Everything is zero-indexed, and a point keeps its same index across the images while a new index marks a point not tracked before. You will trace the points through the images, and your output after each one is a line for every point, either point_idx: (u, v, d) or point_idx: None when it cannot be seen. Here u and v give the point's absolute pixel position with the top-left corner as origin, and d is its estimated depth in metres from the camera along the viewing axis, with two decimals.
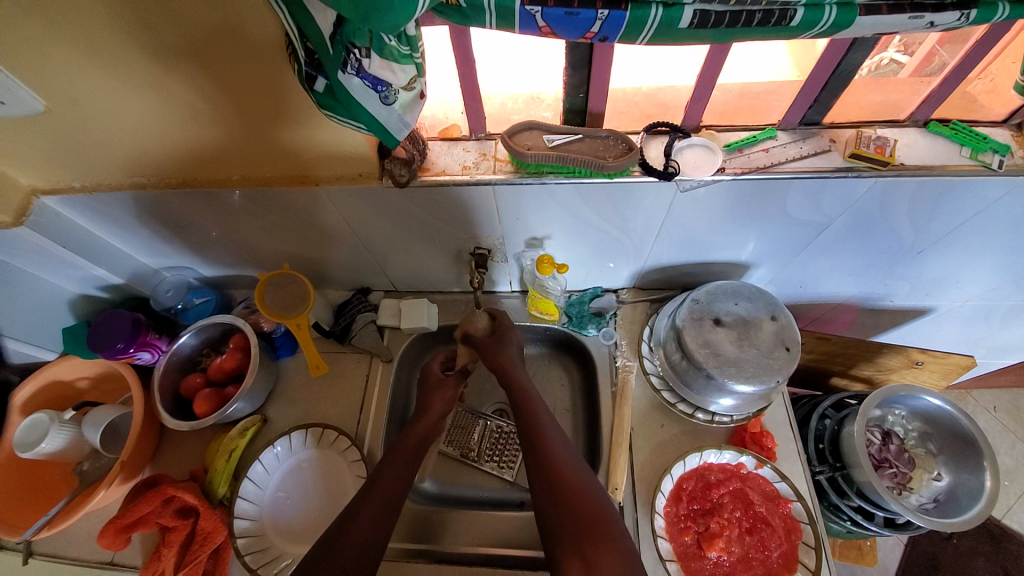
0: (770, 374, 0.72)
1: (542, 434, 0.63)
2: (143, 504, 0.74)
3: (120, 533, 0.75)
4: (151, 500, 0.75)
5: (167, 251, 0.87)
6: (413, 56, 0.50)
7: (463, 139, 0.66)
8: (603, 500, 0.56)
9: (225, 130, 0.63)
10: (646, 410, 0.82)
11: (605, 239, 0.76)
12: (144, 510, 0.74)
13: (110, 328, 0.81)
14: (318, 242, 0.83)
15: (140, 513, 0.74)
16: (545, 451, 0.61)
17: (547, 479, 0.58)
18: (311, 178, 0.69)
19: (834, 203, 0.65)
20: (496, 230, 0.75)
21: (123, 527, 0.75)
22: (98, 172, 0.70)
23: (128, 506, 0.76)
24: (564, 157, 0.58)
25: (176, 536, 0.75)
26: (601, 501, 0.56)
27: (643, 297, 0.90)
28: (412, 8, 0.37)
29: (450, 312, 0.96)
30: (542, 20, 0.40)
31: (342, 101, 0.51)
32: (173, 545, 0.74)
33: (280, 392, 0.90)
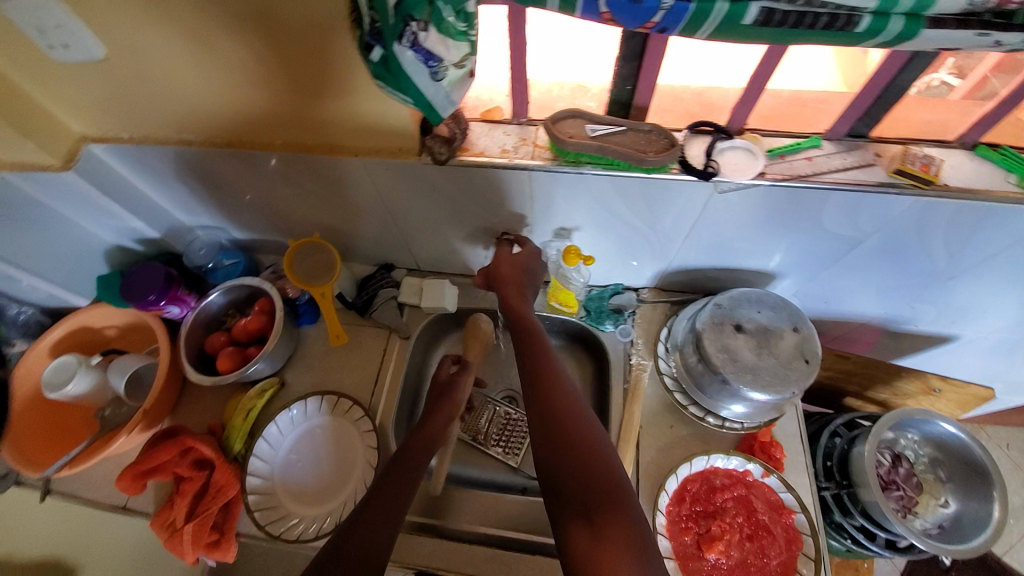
0: (787, 384, 0.72)
1: (557, 393, 0.62)
2: (165, 450, 0.78)
3: (138, 479, 0.78)
4: (173, 447, 0.78)
5: (202, 210, 0.89)
6: (469, 33, 0.52)
7: (504, 123, 0.66)
8: (615, 467, 0.55)
9: (273, 93, 0.63)
10: (657, 410, 0.82)
11: (633, 235, 0.77)
12: (165, 457, 0.77)
13: (145, 280, 0.85)
14: (349, 214, 0.84)
15: (161, 459, 0.77)
16: (561, 417, 0.59)
17: (554, 441, 0.57)
18: (351, 149, 0.70)
19: (871, 219, 0.64)
20: (526, 217, 0.76)
21: (143, 471, 0.78)
22: (147, 125, 0.72)
23: (148, 452, 0.79)
24: (605, 148, 0.58)
25: (191, 487, 0.77)
26: (612, 467, 0.55)
27: (663, 298, 0.90)
28: None
29: (471, 296, 0.97)
30: (605, 7, 0.40)
31: (393, 73, 0.52)
32: (187, 495, 0.77)
33: (298, 357, 0.92)
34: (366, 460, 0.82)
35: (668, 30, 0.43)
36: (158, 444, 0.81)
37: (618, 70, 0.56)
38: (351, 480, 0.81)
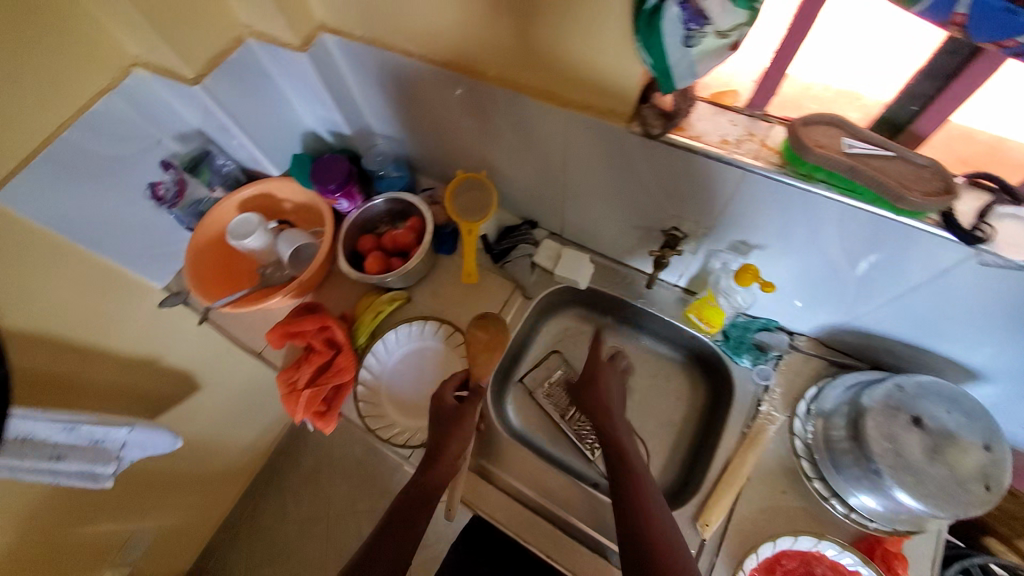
0: (952, 506, 0.60)
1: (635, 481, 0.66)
2: (308, 320, 0.87)
3: (283, 337, 0.88)
4: (315, 320, 0.87)
5: (390, 120, 0.94)
6: (753, 2, 0.45)
7: (734, 111, 0.60)
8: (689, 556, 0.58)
9: (505, 24, 0.62)
10: (770, 467, 0.74)
11: (823, 276, 0.67)
12: (307, 325, 0.87)
13: (330, 168, 0.94)
14: (521, 162, 0.84)
15: (303, 326, 0.87)
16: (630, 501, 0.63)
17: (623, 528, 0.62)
18: (557, 97, 0.67)
19: None
20: (707, 219, 0.70)
21: (286, 331, 0.88)
22: (379, 28, 0.75)
23: (295, 317, 0.89)
24: (858, 169, 0.49)
25: (319, 359, 0.86)
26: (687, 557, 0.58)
27: (820, 353, 0.80)
28: None
29: (603, 279, 0.93)
30: (966, 7, 0.34)
31: (648, 26, 0.49)
32: (314, 364, 0.86)
33: (428, 281, 0.96)
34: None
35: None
36: (303, 312, 0.90)
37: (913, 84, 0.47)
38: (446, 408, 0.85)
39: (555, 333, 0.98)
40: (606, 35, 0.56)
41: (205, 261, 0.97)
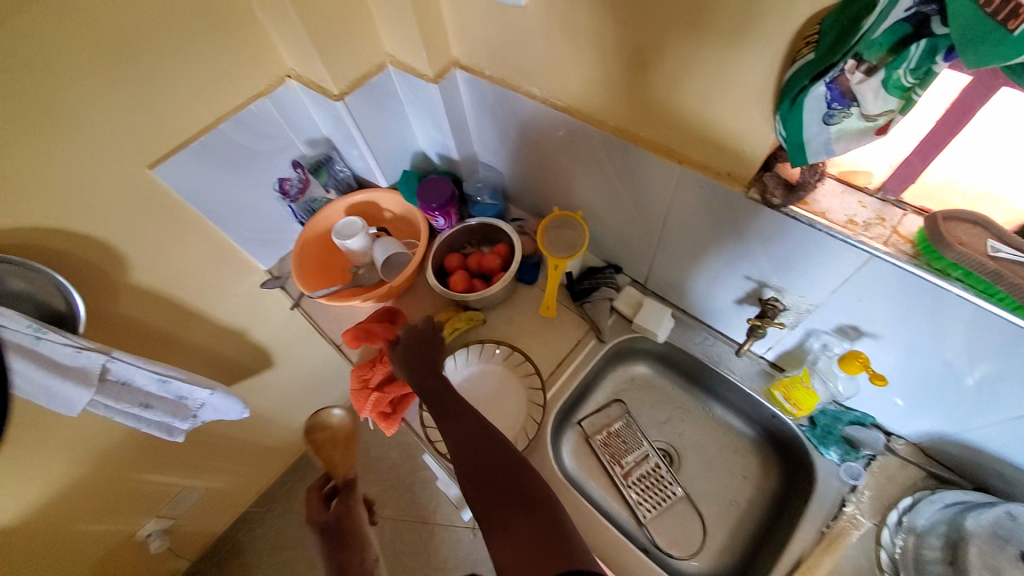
0: None
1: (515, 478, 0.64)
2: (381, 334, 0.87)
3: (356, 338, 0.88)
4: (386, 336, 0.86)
5: (497, 151, 1.00)
6: (912, 91, 0.43)
7: (863, 192, 0.59)
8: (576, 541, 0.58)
9: (636, 80, 0.65)
10: (847, 574, 0.68)
11: (938, 379, 0.62)
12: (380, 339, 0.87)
13: (435, 189, 1.01)
14: (616, 206, 0.86)
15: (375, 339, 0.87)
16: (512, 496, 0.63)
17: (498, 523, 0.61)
18: (673, 154, 0.69)
19: None
20: (813, 296, 0.67)
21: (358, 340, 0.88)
22: (509, 69, 0.81)
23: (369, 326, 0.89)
24: (1000, 274, 0.46)
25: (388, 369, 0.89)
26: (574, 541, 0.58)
27: (921, 463, 0.72)
28: (1012, 57, 0.33)
29: (682, 337, 0.91)
30: None
31: (791, 101, 0.50)
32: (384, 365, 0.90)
33: (504, 306, 0.99)
34: (524, 429, 0.85)
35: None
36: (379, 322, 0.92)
37: None
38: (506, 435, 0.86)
39: (621, 381, 0.96)
40: (742, 104, 0.58)
41: (308, 252, 1.06)
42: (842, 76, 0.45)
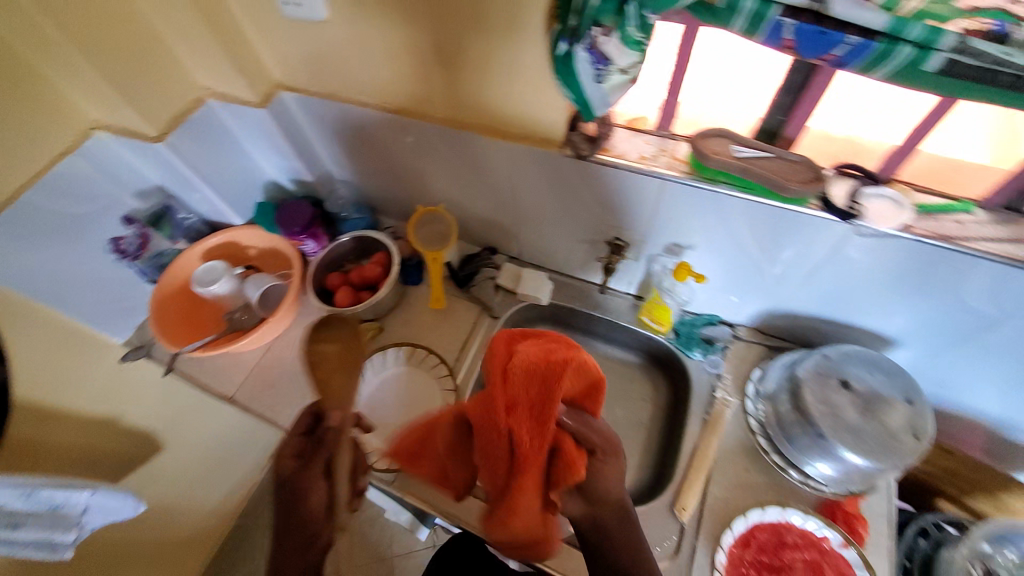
0: (890, 456, 0.67)
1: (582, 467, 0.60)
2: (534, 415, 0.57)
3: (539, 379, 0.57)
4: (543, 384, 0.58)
5: (349, 166, 1.01)
6: (643, 43, 0.55)
7: (646, 133, 0.71)
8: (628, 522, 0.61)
9: (446, 72, 0.72)
10: (732, 447, 0.78)
11: (745, 267, 0.77)
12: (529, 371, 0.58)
13: (294, 213, 1.01)
14: (470, 190, 0.92)
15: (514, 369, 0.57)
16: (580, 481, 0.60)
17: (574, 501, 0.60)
18: (501, 133, 0.77)
19: (1015, 296, 0.61)
20: (643, 227, 0.79)
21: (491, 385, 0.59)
22: (334, 83, 0.83)
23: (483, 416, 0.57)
24: (748, 170, 0.61)
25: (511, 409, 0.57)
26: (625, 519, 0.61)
27: (759, 339, 0.88)
28: None
29: (563, 295, 0.99)
30: (791, 34, 0.45)
31: (567, 68, 0.60)
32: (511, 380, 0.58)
33: (394, 311, 1.00)
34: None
35: (846, 64, 0.47)
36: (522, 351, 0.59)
37: (777, 99, 0.60)
38: None
39: None
40: (534, 77, 0.67)
41: (168, 308, 0.97)
42: (595, 41, 0.55)
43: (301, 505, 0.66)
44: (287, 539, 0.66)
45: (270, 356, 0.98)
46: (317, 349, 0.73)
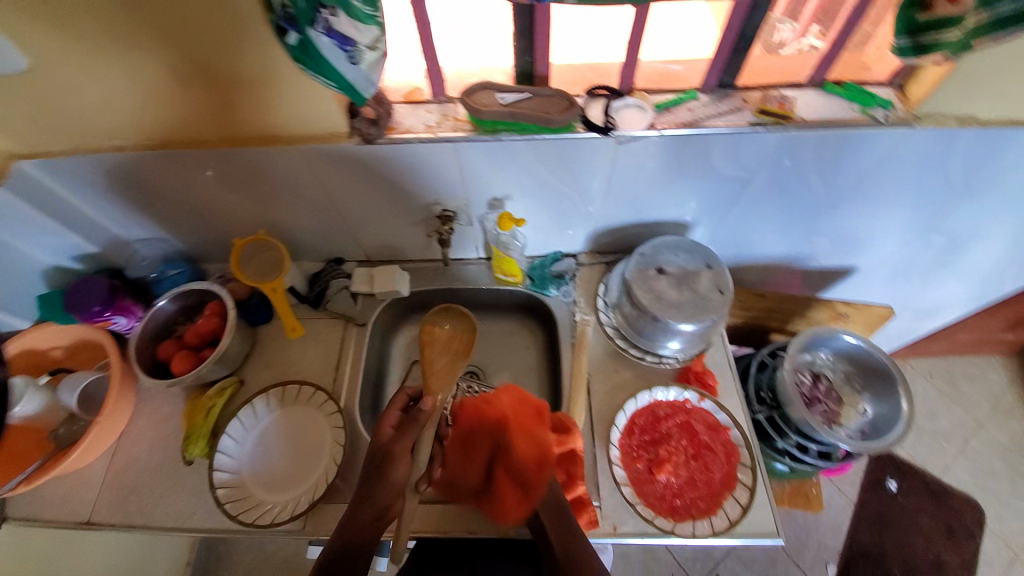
0: (707, 313, 0.81)
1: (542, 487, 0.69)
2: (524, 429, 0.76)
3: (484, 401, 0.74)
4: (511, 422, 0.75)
5: (142, 222, 0.90)
6: (376, 16, 0.57)
7: (426, 103, 0.74)
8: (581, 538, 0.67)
9: (200, 93, 0.69)
10: (601, 357, 0.88)
11: (558, 200, 0.85)
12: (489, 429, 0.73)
13: (87, 291, 0.86)
14: (287, 208, 0.88)
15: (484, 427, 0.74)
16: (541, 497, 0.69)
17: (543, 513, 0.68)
18: (285, 138, 0.76)
19: (750, 157, 0.75)
20: (459, 191, 0.83)
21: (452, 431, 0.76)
22: (80, 133, 0.73)
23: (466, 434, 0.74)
24: (516, 113, 0.67)
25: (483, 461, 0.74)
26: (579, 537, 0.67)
27: (598, 260, 0.98)
28: None
29: (421, 279, 1.01)
30: None
31: (313, 58, 0.58)
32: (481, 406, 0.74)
33: (253, 356, 0.93)
34: (333, 454, 0.81)
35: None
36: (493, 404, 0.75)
37: (518, 43, 0.66)
38: (321, 464, 0.81)
39: (408, 344, 1.04)
40: (293, 76, 0.67)
41: None
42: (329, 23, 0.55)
43: (381, 493, 0.65)
44: (360, 507, 0.64)
45: (121, 459, 0.84)
46: (436, 329, 0.84)
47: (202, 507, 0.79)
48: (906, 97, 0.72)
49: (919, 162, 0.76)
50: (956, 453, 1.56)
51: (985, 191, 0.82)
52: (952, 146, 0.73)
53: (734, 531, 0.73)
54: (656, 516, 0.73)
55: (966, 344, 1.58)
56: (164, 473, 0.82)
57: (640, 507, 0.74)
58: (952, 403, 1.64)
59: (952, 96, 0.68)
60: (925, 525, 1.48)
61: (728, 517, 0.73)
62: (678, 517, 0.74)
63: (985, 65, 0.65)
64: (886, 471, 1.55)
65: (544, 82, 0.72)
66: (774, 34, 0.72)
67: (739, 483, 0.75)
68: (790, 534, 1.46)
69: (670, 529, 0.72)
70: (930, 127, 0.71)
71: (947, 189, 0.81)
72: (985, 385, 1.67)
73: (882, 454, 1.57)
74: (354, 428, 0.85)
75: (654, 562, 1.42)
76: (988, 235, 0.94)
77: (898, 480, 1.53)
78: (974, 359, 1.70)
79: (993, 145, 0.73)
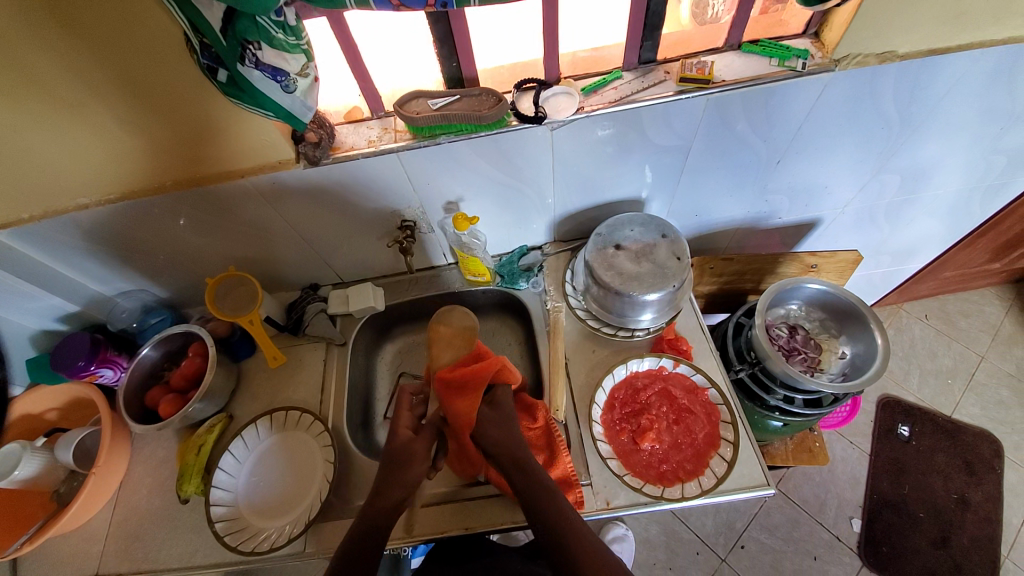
0: (667, 280, 0.83)
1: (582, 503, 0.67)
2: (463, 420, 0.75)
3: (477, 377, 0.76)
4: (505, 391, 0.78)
5: (120, 277, 0.93)
6: (301, 44, 0.58)
7: (366, 120, 0.78)
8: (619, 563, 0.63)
9: (149, 137, 0.71)
10: (577, 339, 0.92)
11: (511, 195, 0.88)
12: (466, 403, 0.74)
13: (70, 348, 0.87)
14: (257, 243, 0.91)
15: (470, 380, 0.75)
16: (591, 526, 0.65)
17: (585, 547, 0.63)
18: (235, 172, 0.78)
19: (683, 125, 0.77)
20: (412, 199, 0.86)
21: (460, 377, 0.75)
22: (42, 197, 0.75)
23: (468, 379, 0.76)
24: (447, 116, 0.71)
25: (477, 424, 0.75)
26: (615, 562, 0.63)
27: (564, 247, 1.01)
28: None
29: (395, 293, 1.04)
30: None
31: (246, 90, 0.58)
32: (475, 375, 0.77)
33: (242, 389, 0.95)
34: (324, 473, 0.83)
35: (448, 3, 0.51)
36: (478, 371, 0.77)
37: (440, 51, 0.69)
38: (315, 484, 0.83)
39: (393, 356, 1.06)
40: (237, 113, 0.70)
41: None
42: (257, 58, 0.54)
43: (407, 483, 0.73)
44: None
45: (122, 510, 0.85)
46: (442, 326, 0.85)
47: (203, 544, 0.81)
48: (822, 44, 0.74)
49: (849, 105, 0.78)
50: (962, 389, 1.56)
51: (925, 124, 0.84)
52: (878, 83, 0.75)
53: (722, 487, 0.75)
54: (644, 484, 0.76)
55: (954, 280, 1.58)
56: (164, 516, 0.84)
57: (628, 476, 0.77)
58: (951, 341, 1.64)
59: (867, 39, 0.70)
60: (943, 463, 1.47)
61: (715, 474, 0.76)
62: (667, 482, 0.76)
63: (889, 7, 0.67)
64: (896, 418, 1.54)
65: (473, 84, 0.75)
66: (705, 10, 0.74)
67: (722, 441, 0.78)
68: (810, 494, 1.45)
69: (660, 494, 0.74)
70: (851, 69, 0.72)
71: (886, 127, 0.83)
72: (982, 318, 1.67)
73: (890, 402, 1.56)
74: (344, 445, 0.88)
75: (678, 542, 1.41)
76: (941, 167, 0.96)
77: (909, 425, 1.52)
78: (966, 295, 1.71)
79: (917, 76, 0.75)
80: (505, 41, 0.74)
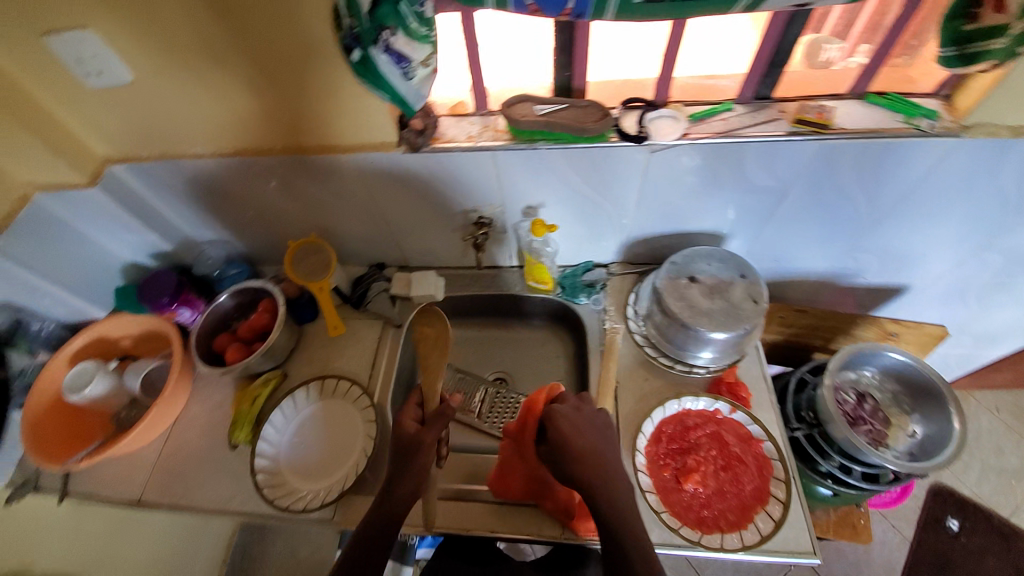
0: (739, 322, 0.81)
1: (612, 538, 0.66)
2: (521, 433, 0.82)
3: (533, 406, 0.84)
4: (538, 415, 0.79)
5: (210, 225, 0.99)
6: (431, 36, 0.60)
7: (469, 115, 0.80)
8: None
9: (270, 103, 0.75)
10: (632, 363, 0.90)
11: (592, 209, 0.87)
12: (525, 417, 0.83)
13: (159, 284, 0.95)
14: (340, 215, 0.95)
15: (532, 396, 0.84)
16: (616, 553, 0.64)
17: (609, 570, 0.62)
18: (336, 147, 0.81)
19: (786, 168, 0.75)
20: (495, 198, 0.87)
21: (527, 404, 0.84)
22: (165, 141, 0.82)
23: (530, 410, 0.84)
24: (550, 122, 0.72)
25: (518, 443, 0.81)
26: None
27: (630, 270, 1.00)
28: None
29: (456, 285, 1.06)
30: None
31: (370, 71, 0.60)
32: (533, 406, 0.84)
33: (299, 351, 0.99)
34: (363, 447, 0.85)
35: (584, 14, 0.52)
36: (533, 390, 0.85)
37: (556, 59, 0.70)
38: (353, 457, 0.85)
39: None
40: (352, 92, 0.73)
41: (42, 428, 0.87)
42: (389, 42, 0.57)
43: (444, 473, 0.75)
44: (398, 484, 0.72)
45: (173, 443, 0.90)
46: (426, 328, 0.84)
47: (241, 491, 0.84)
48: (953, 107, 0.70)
49: (972, 173, 0.74)
50: None
51: None
52: (1009, 155, 0.70)
53: (764, 546, 0.72)
54: (682, 526, 0.74)
55: None
56: (210, 457, 0.88)
57: (666, 515, 0.75)
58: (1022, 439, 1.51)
59: (1007, 109, 0.66)
60: (993, 569, 1.35)
61: (759, 531, 0.73)
62: (706, 528, 0.74)
63: None
64: (947, 511, 1.42)
65: (580, 96, 0.76)
66: (820, 52, 0.71)
67: (771, 498, 0.75)
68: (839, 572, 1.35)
69: (697, 540, 0.72)
70: (982, 137, 0.68)
71: (1006, 203, 0.78)
72: None
73: (942, 492, 1.45)
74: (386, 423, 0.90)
75: None
76: None
77: (961, 520, 1.41)
78: None
79: None
80: (620, 57, 0.74)
